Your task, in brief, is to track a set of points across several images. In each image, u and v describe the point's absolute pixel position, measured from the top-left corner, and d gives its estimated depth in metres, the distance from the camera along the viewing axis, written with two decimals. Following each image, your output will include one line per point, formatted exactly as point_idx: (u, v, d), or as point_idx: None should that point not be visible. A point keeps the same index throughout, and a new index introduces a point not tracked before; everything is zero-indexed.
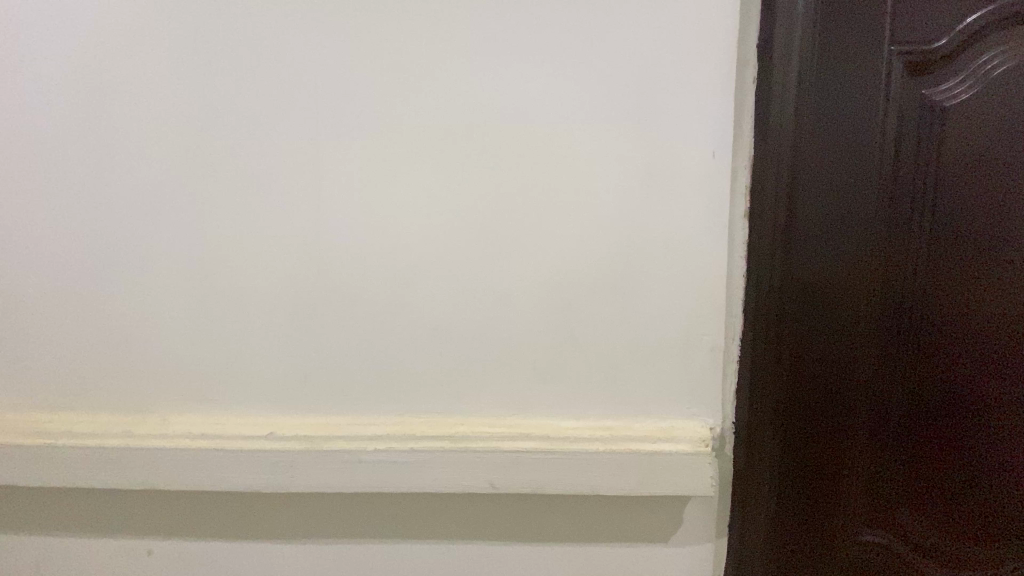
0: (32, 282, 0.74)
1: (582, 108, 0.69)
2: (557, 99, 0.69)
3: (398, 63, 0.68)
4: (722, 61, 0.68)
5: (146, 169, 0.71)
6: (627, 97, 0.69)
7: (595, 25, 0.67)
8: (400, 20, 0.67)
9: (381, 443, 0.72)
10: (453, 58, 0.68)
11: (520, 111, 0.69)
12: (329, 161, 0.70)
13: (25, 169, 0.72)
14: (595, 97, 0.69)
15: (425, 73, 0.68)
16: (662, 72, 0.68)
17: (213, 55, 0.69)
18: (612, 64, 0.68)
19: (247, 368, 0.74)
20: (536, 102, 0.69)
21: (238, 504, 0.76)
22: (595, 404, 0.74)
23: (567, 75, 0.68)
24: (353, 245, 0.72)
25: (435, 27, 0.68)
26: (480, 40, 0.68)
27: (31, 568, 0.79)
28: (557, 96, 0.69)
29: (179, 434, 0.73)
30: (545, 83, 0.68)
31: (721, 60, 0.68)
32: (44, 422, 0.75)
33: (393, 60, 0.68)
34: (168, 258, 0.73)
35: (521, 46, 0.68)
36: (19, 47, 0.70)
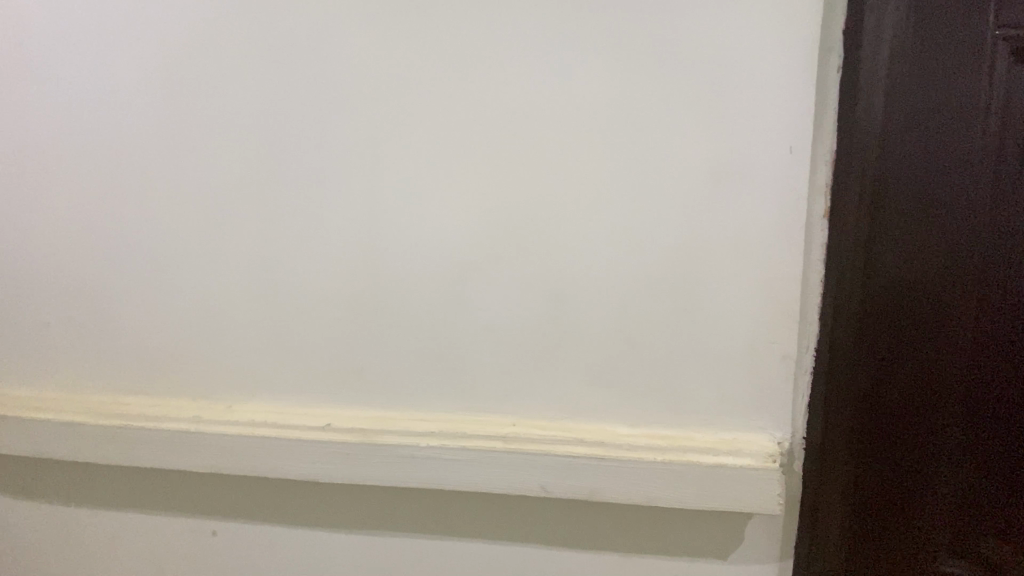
0: (111, 271, 0.78)
1: (649, 102, 0.65)
2: (624, 92, 0.65)
3: (458, 59, 0.67)
4: (805, 48, 0.62)
5: (215, 164, 0.73)
6: (699, 89, 0.65)
7: (667, 14, 0.63)
8: (460, 14, 0.66)
9: (434, 440, 0.72)
10: (515, 53, 0.66)
11: (582, 106, 0.66)
12: (387, 158, 0.70)
13: (106, 164, 0.76)
14: (663, 92, 0.65)
15: (485, 68, 0.67)
16: (738, 64, 0.64)
17: (278, 52, 0.70)
18: (683, 53, 0.64)
19: (306, 361, 0.75)
20: (600, 95, 0.66)
21: (295, 491, 0.78)
22: (654, 411, 0.71)
23: (634, 69, 0.65)
24: (409, 242, 0.71)
25: (497, 22, 0.65)
26: (543, 31, 0.65)
27: (106, 540, 0.84)
28: (623, 90, 0.65)
29: (242, 422, 0.75)
30: (611, 76, 0.65)
31: (805, 48, 0.62)
32: (119, 406, 0.79)
33: (453, 55, 0.67)
34: (235, 252, 0.75)
35: (586, 38, 0.65)
36: (103, 48, 0.73)
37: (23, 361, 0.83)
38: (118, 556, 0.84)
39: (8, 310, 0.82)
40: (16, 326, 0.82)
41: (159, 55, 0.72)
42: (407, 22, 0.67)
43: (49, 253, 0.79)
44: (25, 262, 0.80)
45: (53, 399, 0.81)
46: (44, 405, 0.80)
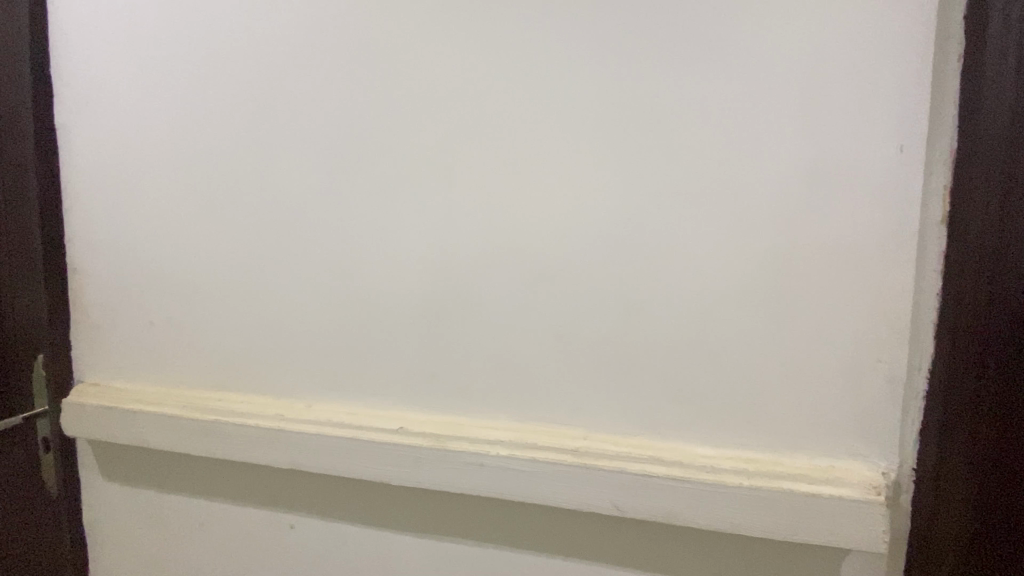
0: (206, 275, 0.83)
1: (738, 100, 0.61)
2: (710, 91, 0.62)
3: (535, 62, 0.66)
4: (917, 38, 0.57)
5: (300, 172, 0.77)
6: (795, 84, 0.60)
7: (758, 8, 0.60)
8: (538, 18, 0.65)
9: (504, 449, 0.69)
10: (593, 54, 0.64)
11: (664, 106, 0.63)
12: (461, 164, 0.70)
13: (204, 175, 0.81)
14: (754, 89, 0.61)
15: (562, 71, 0.65)
16: (840, 57, 0.59)
17: (362, 64, 0.72)
18: (776, 48, 0.60)
19: (380, 364, 0.77)
20: (684, 95, 0.62)
21: (366, 491, 0.79)
22: (738, 431, 0.66)
23: (721, 66, 0.61)
24: (482, 246, 0.71)
25: (575, 24, 0.64)
26: (623, 32, 0.63)
27: (196, 527, 0.89)
28: (709, 89, 0.62)
29: (319, 421, 0.77)
30: (696, 74, 0.62)
31: (916, 37, 0.57)
32: (209, 401, 0.83)
33: (530, 59, 0.66)
34: (316, 256, 0.77)
35: (669, 36, 0.62)
36: (208, 68, 0.79)
37: (129, 355, 0.90)
38: (206, 543, 0.89)
39: (117, 308, 0.89)
40: (123, 323, 0.89)
41: (255, 73, 0.77)
42: (485, 28, 0.67)
43: (153, 256, 0.86)
44: (133, 265, 0.87)
45: (153, 391, 0.87)
46: (144, 397, 0.87)
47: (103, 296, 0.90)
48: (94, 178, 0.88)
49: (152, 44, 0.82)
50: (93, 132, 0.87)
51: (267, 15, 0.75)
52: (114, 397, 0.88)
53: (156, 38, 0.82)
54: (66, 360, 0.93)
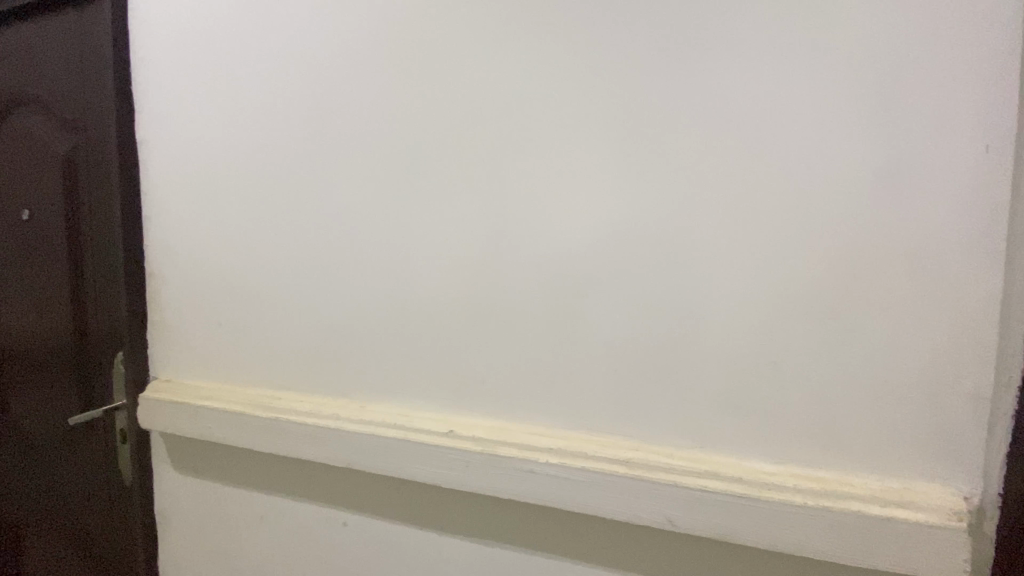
0: (268, 279, 0.87)
1: (800, 103, 0.59)
2: (769, 93, 0.60)
3: (588, 69, 0.66)
4: (1003, 28, 0.53)
5: (357, 180, 0.79)
6: (862, 84, 0.57)
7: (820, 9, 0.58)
8: (590, 26, 0.66)
9: (554, 457, 0.68)
10: (646, 60, 0.64)
11: (722, 110, 0.62)
12: (512, 171, 0.71)
13: (268, 184, 0.86)
14: (817, 90, 0.58)
15: (615, 77, 0.65)
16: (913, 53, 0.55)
17: (418, 76, 0.74)
18: (842, 47, 0.57)
19: (431, 368, 0.78)
20: (744, 97, 0.61)
21: (415, 493, 0.80)
22: (802, 447, 0.63)
23: (780, 69, 0.59)
24: (533, 252, 0.71)
25: (628, 31, 0.64)
26: (677, 35, 0.62)
27: (257, 519, 0.93)
28: (769, 92, 0.60)
29: (373, 421, 0.78)
30: (754, 77, 0.60)
31: (1002, 28, 0.53)
32: (270, 400, 0.87)
33: (583, 66, 0.66)
34: (371, 261, 0.80)
35: (725, 40, 0.61)
36: (273, 83, 0.84)
37: (198, 353, 0.95)
38: (266, 535, 0.93)
39: (188, 310, 0.95)
40: (193, 324, 0.95)
41: (316, 87, 0.81)
42: (537, 37, 0.68)
43: (221, 261, 0.91)
44: (203, 269, 0.93)
45: (218, 389, 0.92)
46: (211, 394, 0.92)
47: (176, 299, 0.96)
48: (168, 187, 0.94)
49: (222, 63, 0.88)
50: (168, 146, 0.94)
51: (328, 32, 0.79)
52: (185, 393, 0.93)
53: (226, 58, 0.87)
54: (143, 357, 1.00)
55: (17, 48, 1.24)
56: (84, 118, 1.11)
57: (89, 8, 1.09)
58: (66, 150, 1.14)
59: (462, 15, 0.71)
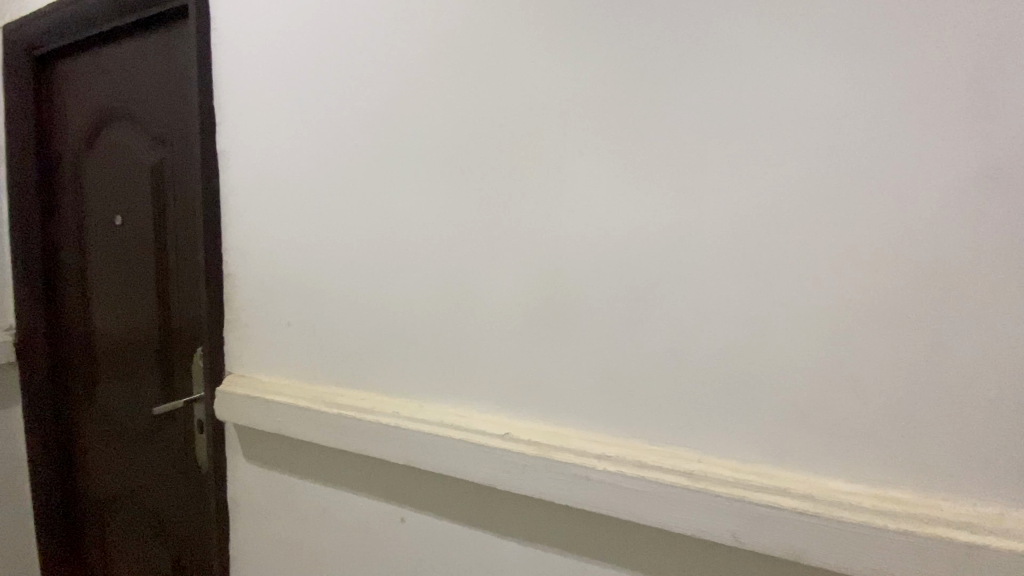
0: (334, 281, 0.91)
1: (877, 103, 0.56)
2: (843, 93, 0.57)
3: (649, 74, 0.66)
4: None
5: (421, 186, 0.82)
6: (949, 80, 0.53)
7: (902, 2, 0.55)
8: (653, 31, 0.65)
9: (611, 465, 0.67)
10: (711, 63, 0.63)
11: (790, 112, 0.59)
12: (572, 176, 0.71)
13: (335, 190, 0.90)
14: (897, 89, 0.55)
15: (678, 82, 0.64)
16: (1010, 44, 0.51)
17: (480, 84, 0.76)
18: (927, 42, 0.54)
19: (487, 370, 0.79)
20: (815, 97, 0.58)
21: (471, 494, 0.81)
22: (879, 466, 0.59)
23: (856, 67, 0.57)
24: (592, 258, 0.70)
25: (692, 34, 0.63)
26: (746, 37, 0.61)
27: (319, 510, 0.97)
28: (844, 92, 0.57)
29: (430, 421, 0.80)
30: (827, 77, 0.58)
31: None
32: (334, 396, 0.91)
33: (644, 71, 0.66)
34: (431, 265, 0.82)
35: (796, 40, 0.59)
36: (341, 95, 0.88)
37: (269, 351, 1.01)
38: (327, 525, 0.97)
39: (259, 310, 1.01)
40: (264, 323, 1.01)
41: (384, 97, 0.84)
42: (600, 44, 0.68)
43: (292, 263, 0.96)
44: (274, 271, 0.98)
45: (287, 385, 0.97)
46: (280, 389, 0.97)
47: (250, 298, 1.02)
48: (244, 195, 1.01)
49: (297, 77, 0.93)
50: (246, 156, 1.00)
51: (396, 45, 0.82)
52: (256, 387, 0.99)
53: (300, 72, 0.92)
54: (219, 353, 1.07)
55: (113, 68, 1.36)
56: (171, 130, 1.21)
57: (179, 31, 1.19)
58: (154, 161, 1.24)
59: (526, 26, 0.73)
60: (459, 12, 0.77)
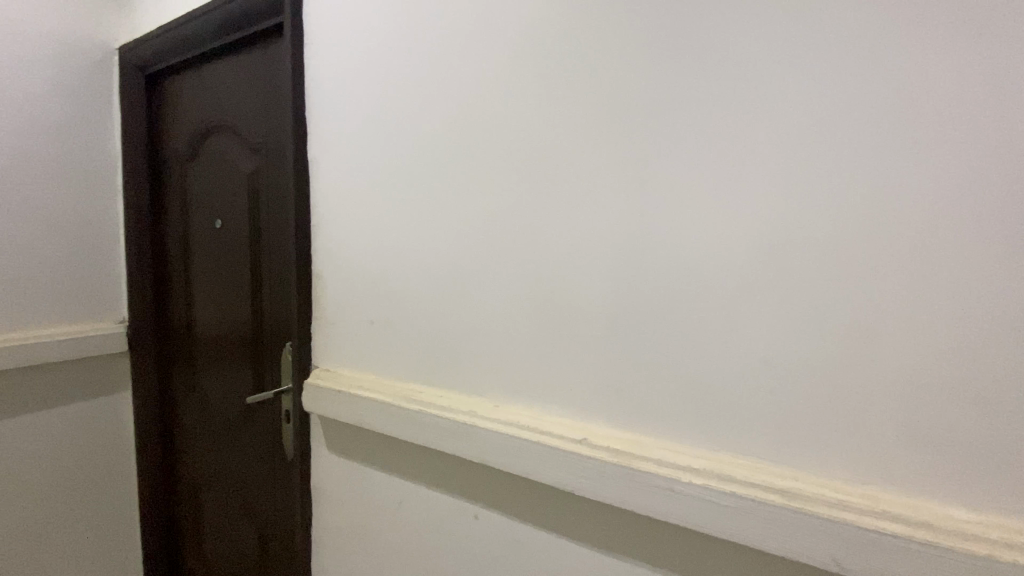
0: (414, 281, 0.95)
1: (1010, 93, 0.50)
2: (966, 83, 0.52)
3: (741, 71, 0.63)
4: None
5: (501, 190, 0.83)
6: None
7: None
8: (745, 26, 0.63)
9: (697, 477, 0.65)
10: (811, 57, 0.59)
11: (903, 107, 0.55)
12: (656, 179, 0.69)
13: (417, 194, 0.93)
14: None
15: (773, 78, 0.61)
16: None
17: (562, 88, 0.77)
18: None
19: (564, 374, 0.79)
20: (932, 89, 0.54)
21: (546, 496, 0.81)
22: (1007, 496, 0.52)
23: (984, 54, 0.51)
24: (676, 261, 0.68)
25: (790, 28, 0.60)
26: (850, 29, 0.57)
27: (396, 502, 1.01)
28: (966, 83, 0.52)
29: (506, 421, 0.81)
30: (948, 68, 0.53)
31: None
32: (413, 393, 0.94)
33: (736, 68, 0.63)
34: (509, 267, 0.83)
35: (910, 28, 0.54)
36: (424, 102, 0.91)
37: (352, 347, 1.06)
38: (403, 518, 1.00)
39: (344, 308, 1.06)
40: (349, 321, 1.06)
41: (465, 104, 0.86)
42: (689, 42, 0.66)
43: (375, 264, 1.00)
44: (358, 272, 1.03)
45: (369, 380, 1.02)
46: (363, 383, 1.01)
47: (336, 297, 1.08)
48: (332, 199, 1.07)
49: (382, 87, 0.97)
50: (334, 163, 1.06)
51: (478, 52, 0.84)
52: (339, 381, 1.04)
53: (385, 82, 0.97)
54: (306, 348, 1.13)
55: (216, 83, 1.48)
56: (266, 139, 1.30)
57: (275, 47, 1.28)
58: (251, 168, 1.34)
59: (609, 27, 0.72)
60: (542, 17, 0.78)
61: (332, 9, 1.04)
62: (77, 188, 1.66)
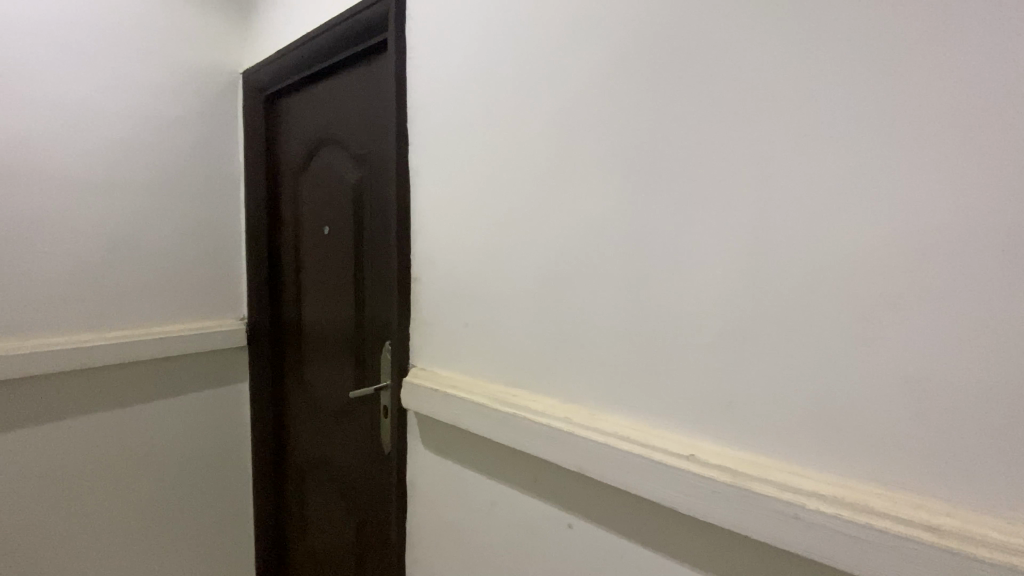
0: (512, 285, 0.96)
1: None
2: None
3: (875, 54, 0.57)
4: None
5: (601, 194, 0.82)
6: None
7: None
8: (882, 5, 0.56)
9: (826, 505, 0.58)
10: (967, 32, 0.51)
11: None
12: (773, 178, 0.64)
13: (514, 199, 0.94)
14: None
15: (917, 60, 0.54)
16: None
17: (667, 86, 0.73)
18: None
19: (668, 384, 0.75)
20: None
21: (647, 511, 0.78)
22: None
23: None
24: (799, 267, 0.63)
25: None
26: None
27: (489, 503, 1.02)
28: None
29: (605, 430, 0.79)
30: None
31: None
32: (510, 396, 0.94)
33: (869, 51, 0.57)
34: (609, 273, 0.81)
35: None
36: (523, 107, 0.92)
37: (449, 349, 1.09)
38: (496, 520, 1.01)
39: (442, 311, 1.10)
40: (446, 323, 1.09)
41: (565, 109, 0.86)
42: (812, 26, 0.61)
43: (473, 268, 1.03)
44: (457, 276, 1.06)
45: (466, 381, 1.04)
46: (461, 384, 1.04)
47: (434, 300, 1.12)
48: (432, 205, 1.11)
49: (482, 96, 0.99)
50: (435, 171, 1.10)
51: (579, 55, 0.84)
52: (437, 380, 1.07)
53: (485, 90, 0.99)
54: (405, 347, 1.18)
55: (325, 100, 1.60)
56: (370, 150, 1.38)
57: (379, 64, 1.36)
58: (356, 177, 1.43)
59: (719, 20, 0.68)
60: (646, 13, 0.75)
61: (434, 23, 1.08)
62: (207, 199, 1.86)
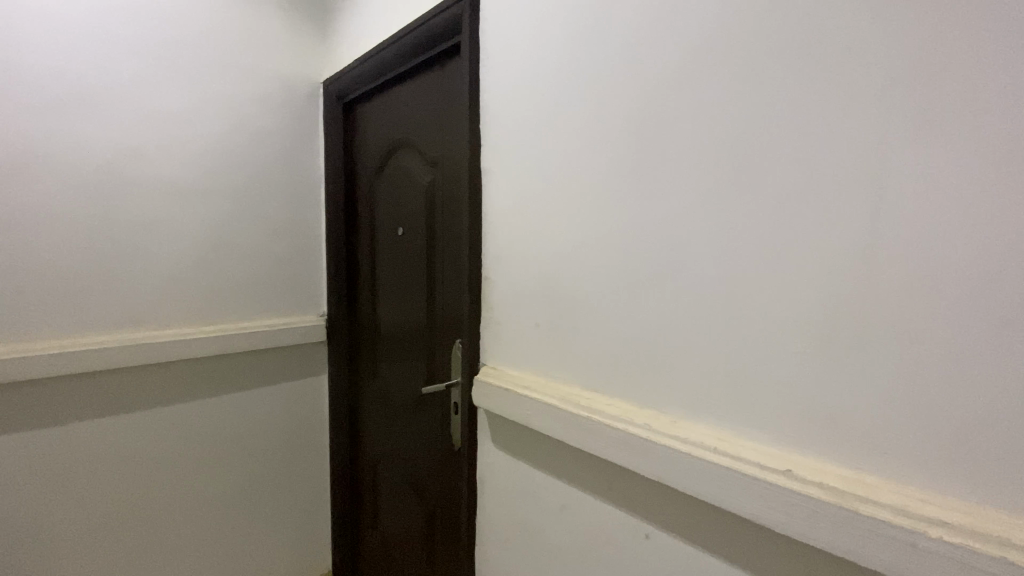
0: (585, 286, 0.94)
1: None
2: None
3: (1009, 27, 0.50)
4: None
5: (681, 191, 0.78)
6: None
7: None
8: None
9: (949, 533, 0.52)
10: None
11: None
12: (882, 170, 0.58)
13: (588, 197, 0.93)
14: None
15: None
16: None
17: (756, 74, 0.69)
18: None
19: (756, 392, 0.71)
20: None
21: (733, 526, 0.73)
22: None
23: None
24: (914, 267, 0.56)
25: None
26: None
27: (561, 507, 1.01)
28: None
29: (686, 439, 0.75)
30: None
31: None
32: (583, 399, 0.93)
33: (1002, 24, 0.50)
34: (690, 274, 0.78)
35: None
36: (597, 103, 0.90)
37: (520, 349, 1.09)
38: (568, 524, 1.00)
39: (513, 311, 1.10)
40: (517, 323, 1.09)
41: (642, 103, 0.83)
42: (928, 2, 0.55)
43: (545, 268, 1.02)
44: (528, 276, 1.06)
45: (537, 382, 1.03)
46: (532, 384, 1.03)
47: (506, 300, 1.12)
48: (504, 205, 1.11)
49: (554, 94, 0.98)
50: (506, 171, 1.11)
51: (657, 47, 0.80)
52: (508, 380, 1.07)
53: (557, 88, 0.98)
54: (476, 346, 1.20)
55: (400, 105, 1.66)
56: (442, 152, 1.41)
57: (451, 67, 1.38)
58: (429, 179, 1.47)
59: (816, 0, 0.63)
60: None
61: (506, 23, 1.08)
62: (291, 203, 1.98)
